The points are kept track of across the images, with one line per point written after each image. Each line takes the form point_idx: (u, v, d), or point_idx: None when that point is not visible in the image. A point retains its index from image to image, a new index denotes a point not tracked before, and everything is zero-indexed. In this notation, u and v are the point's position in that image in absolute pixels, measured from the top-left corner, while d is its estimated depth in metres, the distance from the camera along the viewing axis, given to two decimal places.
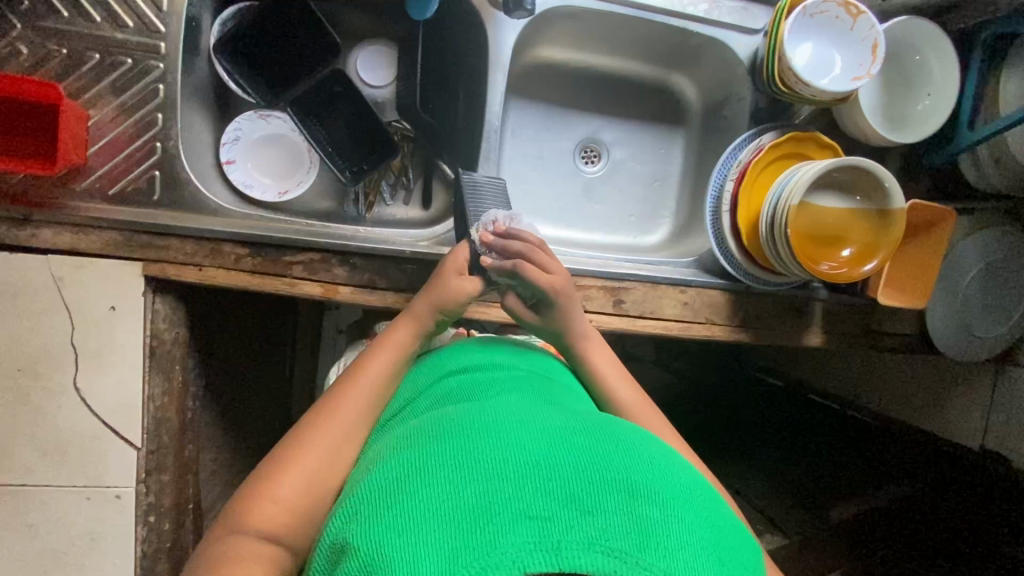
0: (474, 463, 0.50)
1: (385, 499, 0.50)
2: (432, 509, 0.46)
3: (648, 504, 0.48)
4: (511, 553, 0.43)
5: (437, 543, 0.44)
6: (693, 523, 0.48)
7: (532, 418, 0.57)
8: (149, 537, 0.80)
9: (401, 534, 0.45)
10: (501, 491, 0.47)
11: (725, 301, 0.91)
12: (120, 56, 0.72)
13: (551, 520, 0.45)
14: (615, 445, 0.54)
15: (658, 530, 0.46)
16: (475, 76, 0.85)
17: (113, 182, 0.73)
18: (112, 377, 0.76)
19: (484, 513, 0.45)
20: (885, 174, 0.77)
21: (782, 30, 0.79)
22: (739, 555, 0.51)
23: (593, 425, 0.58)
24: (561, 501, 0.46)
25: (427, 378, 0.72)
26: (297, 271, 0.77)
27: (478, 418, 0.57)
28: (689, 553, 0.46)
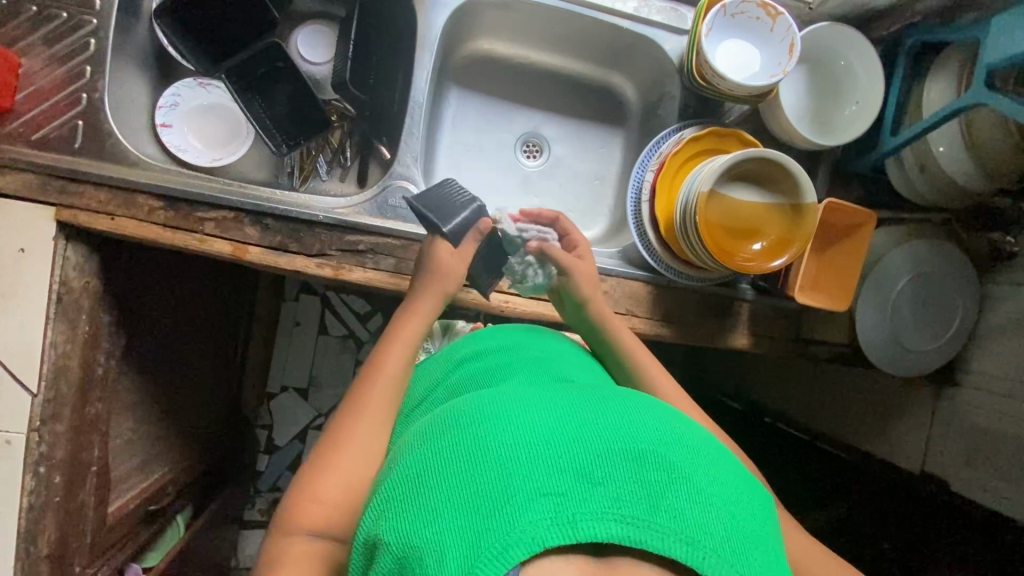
0: (485, 444, 0.47)
1: (401, 492, 0.47)
2: (448, 498, 0.44)
3: (655, 468, 0.46)
4: (528, 531, 0.41)
5: (458, 532, 0.42)
6: (702, 483, 0.47)
7: (540, 393, 0.55)
8: (37, 488, 0.79)
9: (424, 524, 0.43)
10: (513, 471, 0.44)
11: (646, 293, 0.91)
12: (56, 10, 0.76)
13: (565, 495, 0.43)
14: (619, 411, 0.52)
15: (667, 492, 0.44)
16: (406, 56, 0.88)
17: (37, 128, 0.76)
18: (12, 320, 0.76)
19: (500, 494, 0.43)
20: (794, 167, 0.77)
21: (702, 26, 0.81)
22: (754, 508, 0.49)
23: (597, 394, 0.55)
24: (574, 475, 0.44)
25: (438, 372, 0.72)
26: (208, 227, 0.79)
27: (481, 398, 0.55)
28: (698, 509, 0.44)
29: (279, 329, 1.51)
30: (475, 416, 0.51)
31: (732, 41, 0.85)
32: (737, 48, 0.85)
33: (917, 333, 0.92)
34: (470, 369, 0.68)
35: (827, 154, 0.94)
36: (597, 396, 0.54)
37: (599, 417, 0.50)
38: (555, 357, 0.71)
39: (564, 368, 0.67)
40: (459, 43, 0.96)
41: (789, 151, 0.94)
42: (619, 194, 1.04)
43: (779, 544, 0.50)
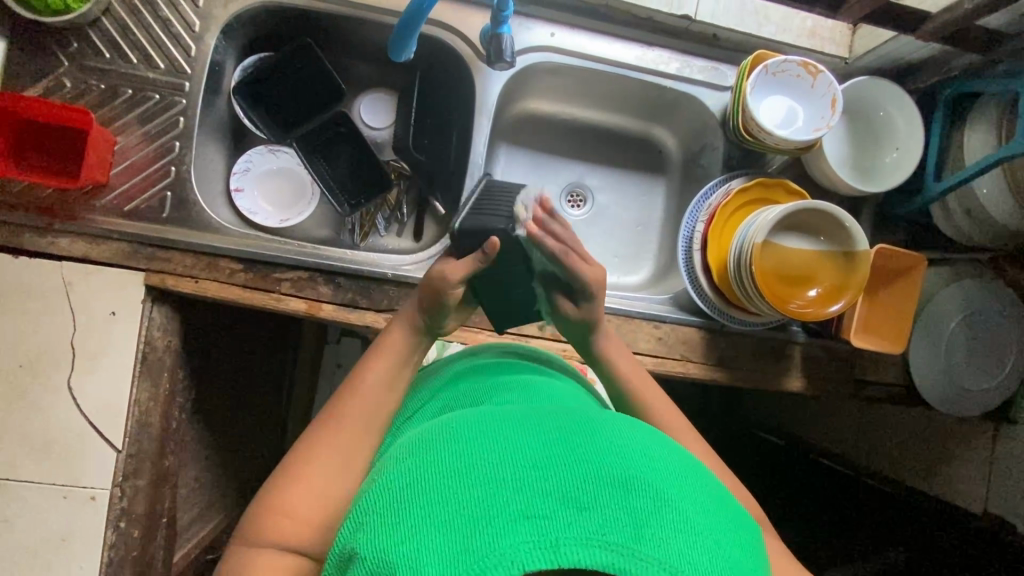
0: (472, 466, 0.49)
1: (383, 507, 0.49)
2: (430, 515, 0.46)
3: (642, 495, 0.47)
4: (508, 555, 0.42)
5: (436, 550, 0.43)
6: (691, 512, 0.48)
7: (527, 415, 0.56)
8: (118, 543, 0.81)
9: (404, 540, 0.45)
10: (499, 494, 0.46)
11: (700, 338, 0.93)
12: (149, 92, 0.82)
13: (548, 520, 0.44)
14: (608, 437, 0.53)
15: (652, 519, 0.45)
16: (465, 119, 0.93)
17: (129, 200, 0.82)
18: (102, 379, 0.80)
19: (483, 515, 0.45)
20: (845, 216, 0.79)
21: (746, 86, 0.85)
22: (741, 535, 0.50)
23: (587, 418, 0.56)
24: (559, 500, 0.46)
25: (427, 387, 0.72)
26: (285, 287, 0.83)
27: (471, 419, 0.56)
28: (683, 539, 0.45)
29: None
30: (463, 438, 0.52)
31: (774, 97, 0.89)
32: (779, 103, 0.89)
33: (972, 373, 0.93)
34: (460, 391, 0.70)
35: (870, 199, 0.97)
36: (584, 420, 0.56)
37: (586, 441, 0.52)
38: (546, 381, 0.72)
39: (550, 389, 0.68)
40: (508, 104, 1.01)
41: (831, 197, 0.97)
42: (663, 240, 1.08)
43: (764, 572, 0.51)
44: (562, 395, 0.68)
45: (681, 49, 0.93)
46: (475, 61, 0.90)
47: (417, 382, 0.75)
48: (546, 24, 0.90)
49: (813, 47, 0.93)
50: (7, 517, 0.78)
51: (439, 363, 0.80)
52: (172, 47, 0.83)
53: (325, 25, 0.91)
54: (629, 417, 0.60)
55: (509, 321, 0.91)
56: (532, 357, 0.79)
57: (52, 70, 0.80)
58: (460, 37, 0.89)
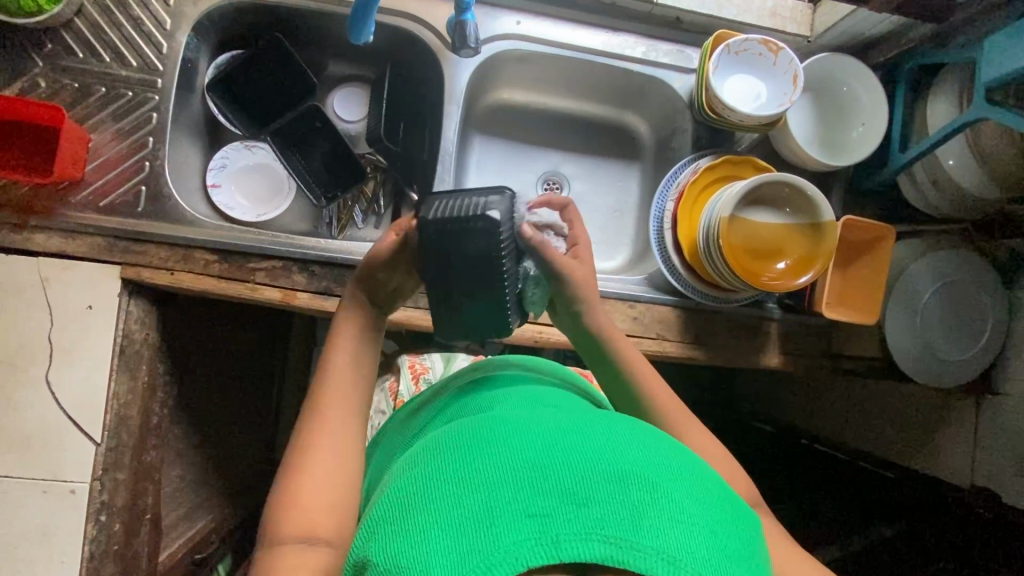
0: (474, 471, 0.49)
1: (391, 515, 0.49)
2: (435, 520, 0.46)
3: (639, 488, 0.47)
4: (513, 553, 0.43)
5: (443, 552, 0.44)
6: (687, 504, 0.48)
7: (530, 419, 0.57)
8: (98, 537, 0.81)
9: (412, 545, 0.45)
10: (502, 495, 0.46)
11: (675, 317, 0.93)
12: (122, 89, 0.84)
13: (550, 516, 0.45)
14: (607, 436, 0.53)
15: (651, 512, 0.46)
16: (435, 108, 0.95)
17: (104, 195, 0.83)
18: (80, 372, 0.81)
19: (486, 516, 0.45)
20: (809, 186, 0.80)
21: (708, 65, 0.87)
22: (740, 527, 0.51)
23: (587, 420, 0.57)
24: (558, 497, 0.46)
25: (432, 408, 0.74)
26: (259, 277, 0.84)
27: (471, 425, 0.57)
28: (681, 530, 0.45)
29: None
30: (468, 444, 0.53)
31: (738, 76, 0.90)
32: (743, 82, 0.90)
33: (949, 343, 0.93)
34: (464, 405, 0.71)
35: (839, 175, 0.98)
36: (582, 421, 0.56)
37: (585, 440, 0.52)
38: (549, 389, 0.73)
39: (550, 396, 0.69)
40: (480, 95, 1.03)
41: (801, 174, 0.98)
42: (639, 225, 1.09)
43: (766, 564, 0.51)
44: (566, 402, 0.69)
45: (645, 33, 0.95)
46: (443, 50, 0.91)
47: (421, 405, 0.77)
48: (512, 13, 0.92)
49: (775, 27, 0.94)
50: None
51: (442, 383, 0.81)
52: (144, 45, 0.85)
53: (296, 21, 0.93)
54: (627, 418, 0.61)
55: None
56: (535, 367, 0.81)
57: (27, 70, 0.82)
58: (426, 26, 0.90)
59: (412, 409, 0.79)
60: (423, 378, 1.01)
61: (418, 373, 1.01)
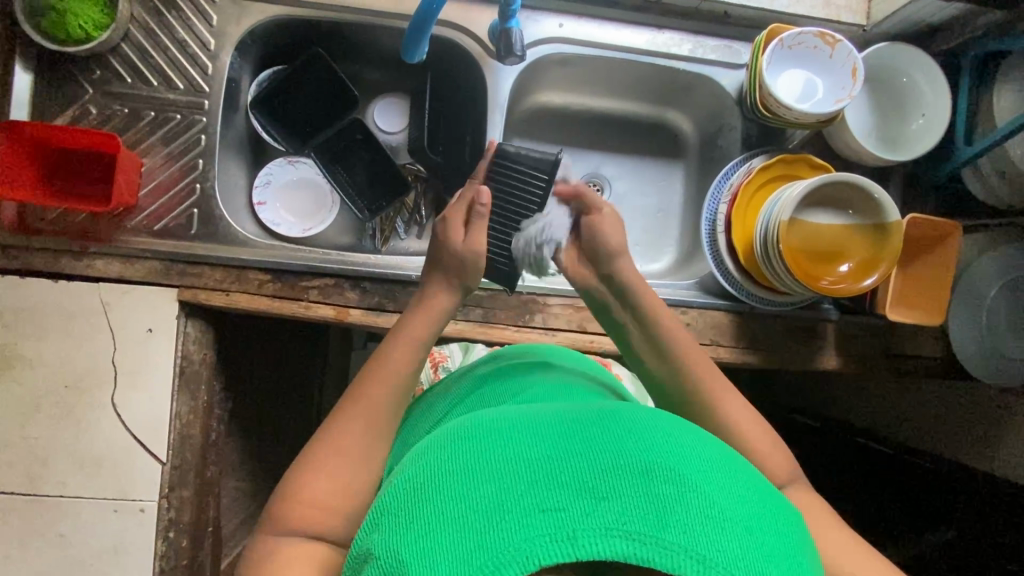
0: (487, 462, 0.49)
1: (399, 507, 0.49)
2: (442, 513, 0.46)
3: (664, 482, 0.46)
4: (524, 550, 0.42)
5: (450, 546, 0.43)
6: (718, 497, 0.46)
7: (546, 411, 0.56)
8: (168, 553, 0.84)
9: (418, 538, 0.45)
10: (512, 488, 0.46)
11: (730, 322, 0.91)
12: (171, 113, 0.84)
13: (565, 511, 0.44)
14: (629, 425, 0.53)
15: (675, 506, 0.44)
16: (478, 116, 0.93)
17: (158, 219, 0.84)
18: (145, 394, 0.82)
19: (497, 510, 0.44)
20: (874, 187, 0.77)
21: (761, 62, 0.83)
22: (776, 522, 0.48)
23: (609, 408, 0.56)
24: (575, 491, 0.45)
25: (448, 395, 0.74)
26: (313, 295, 0.84)
27: (487, 416, 0.56)
28: (711, 525, 0.44)
29: None
30: (481, 434, 0.52)
31: (792, 71, 0.87)
32: (798, 77, 0.87)
33: (1019, 342, 0.89)
34: (480, 394, 0.70)
35: (897, 168, 0.94)
36: (601, 410, 0.55)
37: (604, 432, 0.51)
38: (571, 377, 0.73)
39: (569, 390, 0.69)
40: (520, 99, 1.01)
41: (857, 170, 0.94)
42: (684, 226, 1.06)
43: (806, 555, 0.49)
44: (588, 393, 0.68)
45: (692, 30, 0.92)
46: (485, 58, 0.90)
47: (440, 393, 0.76)
48: (554, 15, 0.90)
49: (828, 17, 0.90)
50: (62, 532, 0.81)
51: (464, 367, 0.81)
52: (189, 67, 0.85)
53: (335, 35, 0.92)
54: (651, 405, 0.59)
55: (534, 315, 0.89)
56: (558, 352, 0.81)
57: (78, 98, 0.83)
58: (468, 35, 0.89)
59: (431, 399, 0.76)
60: (443, 367, 0.92)
61: (437, 361, 0.93)
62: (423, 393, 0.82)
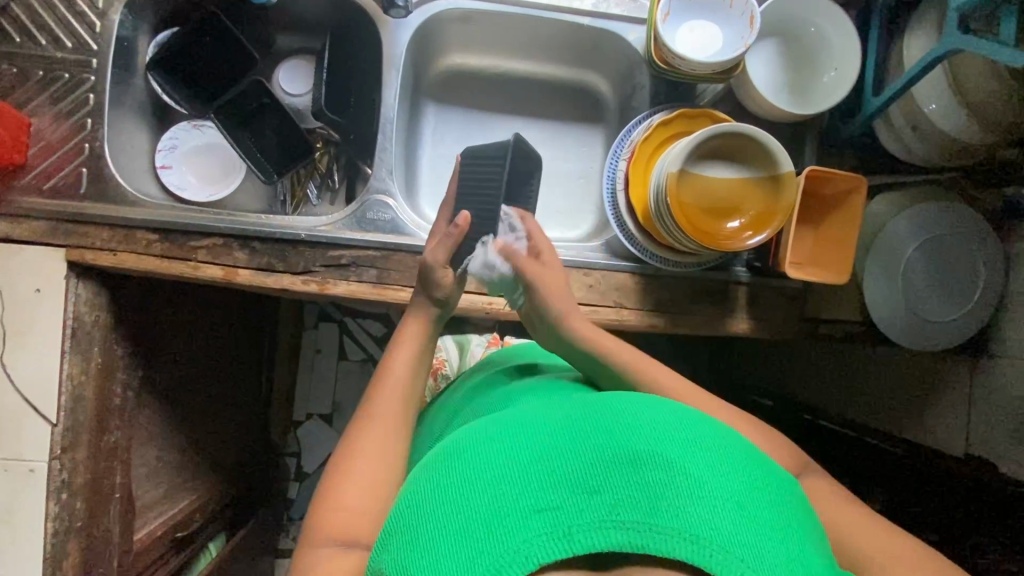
0: (484, 466, 0.47)
1: (404, 521, 0.47)
2: (444, 525, 0.44)
3: (653, 468, 0.43)
4: (522, 551, 0.40)
5: (454, 557, 0.41)
6: (708, 476, 0.43)
7: (540, 412, 0.54)
8: (60, 514, 0.84)
9: (422, 553, 0.43)
10: (507, 492, 0.44)
11: (635, 285, 0.89)
12: (59, 71, 0.84)
13: (560, 509, 0.42)
14: (619, 411, 0.50)
15: (666, 490, 0.42)
16: (378, 76, 0.92)
17: (48, 178, 0.83)
18: (33, 354, 0.82)
19: (494, 515, 0.43)
20: (764, 136, 0.74)
21: (656, 12, 0.81)
22: (772, 497, 0.45)
23: (599, 401, 0.54)
24: (568, 489, 0.43)
25: (450, 409, 0.74)
26: (201, 255, 0.83)
27: (483, 424, 0.55)
28: (704, 506, 0.41)
29: (301, 357, 1.55)
30: (478, 442, 0.51)
31: (692, 22, 0.84)
32: (698, 28, 0.84)
33: (937, 302, 0.86)
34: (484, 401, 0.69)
35: (812, 126, 0.91)
36: (597, 400, 0.53)
37: (596, 425, 0.49)
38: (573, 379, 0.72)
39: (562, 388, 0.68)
40: (431, 60, 0.99)
41: (770, 127, 0.91)
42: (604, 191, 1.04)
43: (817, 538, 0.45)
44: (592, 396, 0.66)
45: None
46: (379, 13, 0.88)
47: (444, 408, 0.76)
48: None
49: None
50: None
51: (467, 378, 0.81)
52: (77, 25, 0.84)
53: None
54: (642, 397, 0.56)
55: None
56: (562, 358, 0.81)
57: None
58: None
59: (438, 411, 0.78)
60: (442, 373, 0.97)
61: (436, 369, 0.98)
62: (431, 409, 0.81)
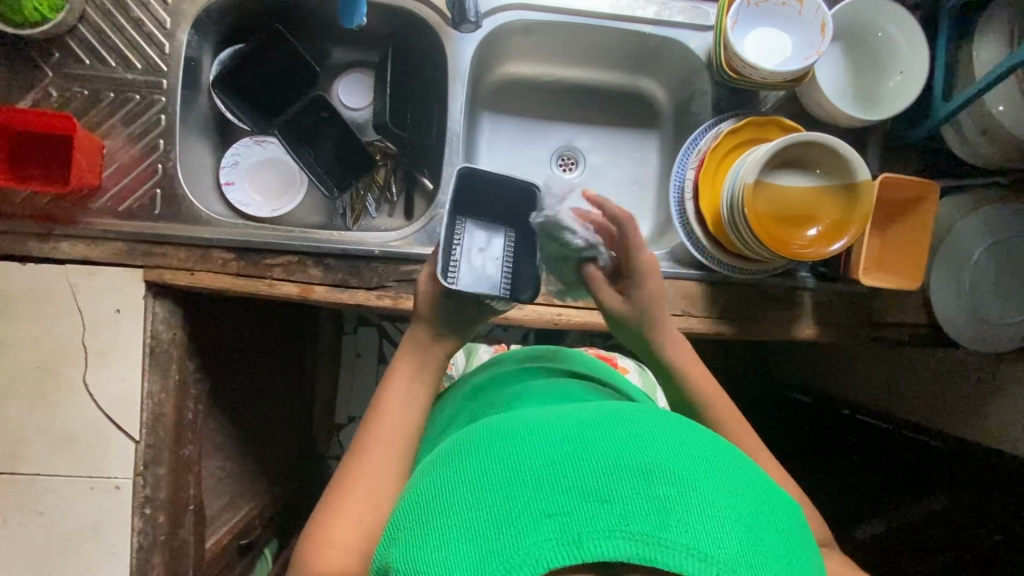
0: (496, 466, 0.48)
1: (415, 515, 0.48)
2: (457, 522, 0.45)
3: (664, 483, 0.44)
4: (533, 554, 0.41)
5: (466, 554, 0.42)
6: (715, 496, 0.45)
7: (550, 414, 0.54)
8: (145, 529, 0.85)
9: (434, 547, 0.44)
10: (519, 493, 0.45)
11: (702, 292, 0.89)
12: (130, 93, 0.84)
13: (571, 514, 0.43)
14: (630, 425, 0.51)
15: (676, 505, 0.43)
16: (441, 89, 0.92)
17: (123, 200, 0.84)
18: (115, 374, 0.83)
19: (506, 515, 0.43)
20: (839, 145, 0.75)
21: (726, 21, 0.81)
22: (773, 520, 0.47)
23: (609, 410, 0.54)
24: (579, 494, 0.44)
25: (451, 409, 0.74)
26: (276, 273, 0.84)
27: (493, 423, 0.55)
28: (711, 523, 0.43)
29: (342, 363, 1.56)
30: (487, 442, 0.51)
31: (759, 30, 0.84)
32: (766, 36, 0.84)
33: (1002, 305, 0.86)
34: (490, 400, 0.70)
35: (876, 130, 0.91)
36: (606, 410, 0.54)
37: (609, 434, 0.49)
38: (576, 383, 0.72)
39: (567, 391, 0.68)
40: (489, 70, 0.99)
41: (833, 132, 0.91)
42: (660, 197, 1.04)
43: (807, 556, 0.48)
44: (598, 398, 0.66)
45: None
46: (443, 27, 0.88)
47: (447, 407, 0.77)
48: None
49: None
50: (41, 510, 0.83)
51: (474, 375, 0.81)
52: (147, 47, 0.84)
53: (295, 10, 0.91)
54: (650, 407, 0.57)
55: None
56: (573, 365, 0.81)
57: (38, 81, 0.83)
58: (426, 4, 0.87)
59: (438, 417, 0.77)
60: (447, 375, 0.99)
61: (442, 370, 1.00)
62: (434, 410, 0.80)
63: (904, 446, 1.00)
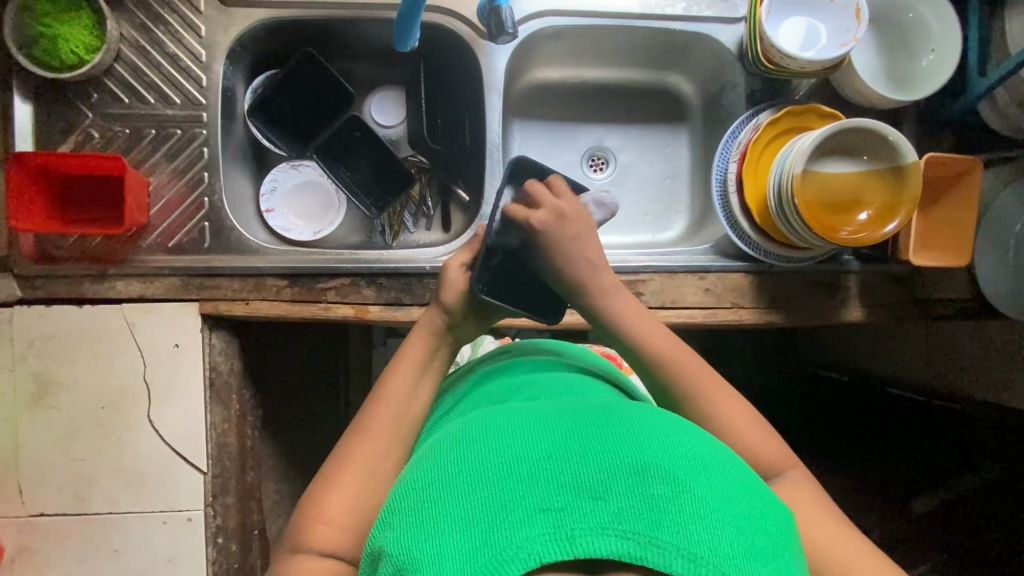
0: (489, 458, 0.45)
1: (404, 507, 0.46)
2: (447, 512, 0.42)
3: (659, 483, 0.42)
4: (523, 550, 0.39)
5: (455, 548, 0.40)
6: (711, 498, 0.42)
7: (544, 409, 0.52)
8: (219, 558, 0.86)
9: (421, 536, 0.42)
10: (512, 486, 0.42)
11: (750, 284, 0.90)
12: (171, 128, 0.85)
13: (564, 510, 0.40)
14: (625, 423, 0.48)
15: (671, 506, 0.41)
16: (477, 101, 0.92)
17: (172, 236, 0.85)
18: (179, 409, 0.84)
19: (498, 509, 0.41)
20: (887, 128, 0.76)
21: (760, 12, 0.82)
22: (768, 526, 0.44)
23: (606, 408, 0.51)
24: (572, 491, 0.41)
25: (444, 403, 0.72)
26: (331, 296, 0.85)
27: (485, 417, 0.53)
28: (707, 526, 0.40)
29: None
30: (480, 434, 0.49)
31: (793, 19, 0.85)
32: (799, 25, 0.85)
33: None
34: (483, 394, 0.67)
35: (909, 110, 0.92)
36: (603, 407, 0.51)
37: (604, 433, 0.47)
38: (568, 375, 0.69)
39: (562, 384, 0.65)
40: (517, 77, 1.00)
41: (867, 114, 0.91)
42: (694, 191, 1.05)
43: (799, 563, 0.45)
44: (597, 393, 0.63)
45: None
46: (477, 40, 0.89)
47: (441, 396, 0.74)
48: None
49: None
50: (116, 548, 0.84)
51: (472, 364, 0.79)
52: (184, 81, 0.85)
53: (325, 33, 0.92)
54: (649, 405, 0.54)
55: None
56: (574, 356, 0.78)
57: (79, 123, 0.83)
58: (457, 18, 0.88)
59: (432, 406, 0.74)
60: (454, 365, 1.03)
61: None
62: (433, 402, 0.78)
63: (953, 420, 1.03)
